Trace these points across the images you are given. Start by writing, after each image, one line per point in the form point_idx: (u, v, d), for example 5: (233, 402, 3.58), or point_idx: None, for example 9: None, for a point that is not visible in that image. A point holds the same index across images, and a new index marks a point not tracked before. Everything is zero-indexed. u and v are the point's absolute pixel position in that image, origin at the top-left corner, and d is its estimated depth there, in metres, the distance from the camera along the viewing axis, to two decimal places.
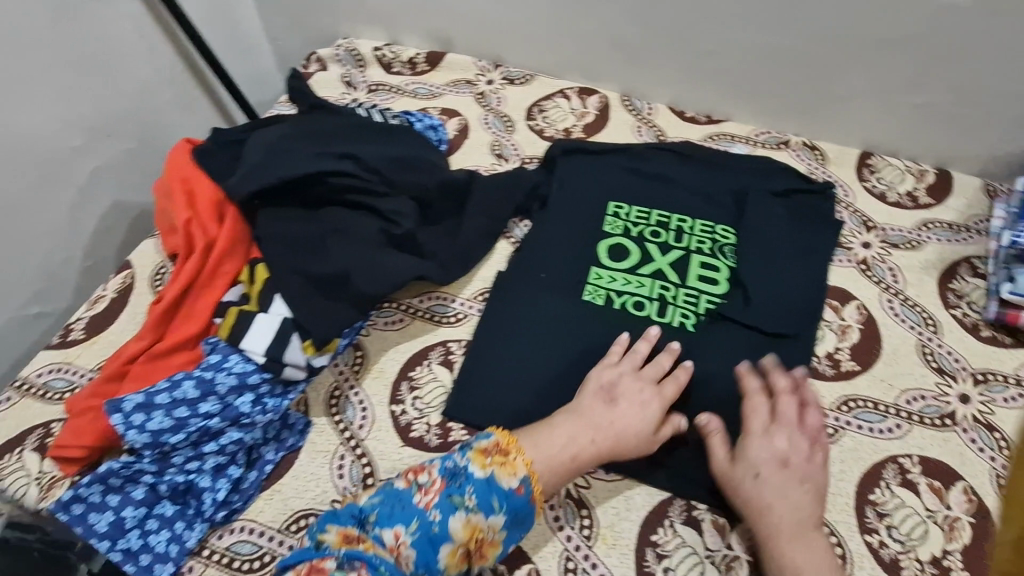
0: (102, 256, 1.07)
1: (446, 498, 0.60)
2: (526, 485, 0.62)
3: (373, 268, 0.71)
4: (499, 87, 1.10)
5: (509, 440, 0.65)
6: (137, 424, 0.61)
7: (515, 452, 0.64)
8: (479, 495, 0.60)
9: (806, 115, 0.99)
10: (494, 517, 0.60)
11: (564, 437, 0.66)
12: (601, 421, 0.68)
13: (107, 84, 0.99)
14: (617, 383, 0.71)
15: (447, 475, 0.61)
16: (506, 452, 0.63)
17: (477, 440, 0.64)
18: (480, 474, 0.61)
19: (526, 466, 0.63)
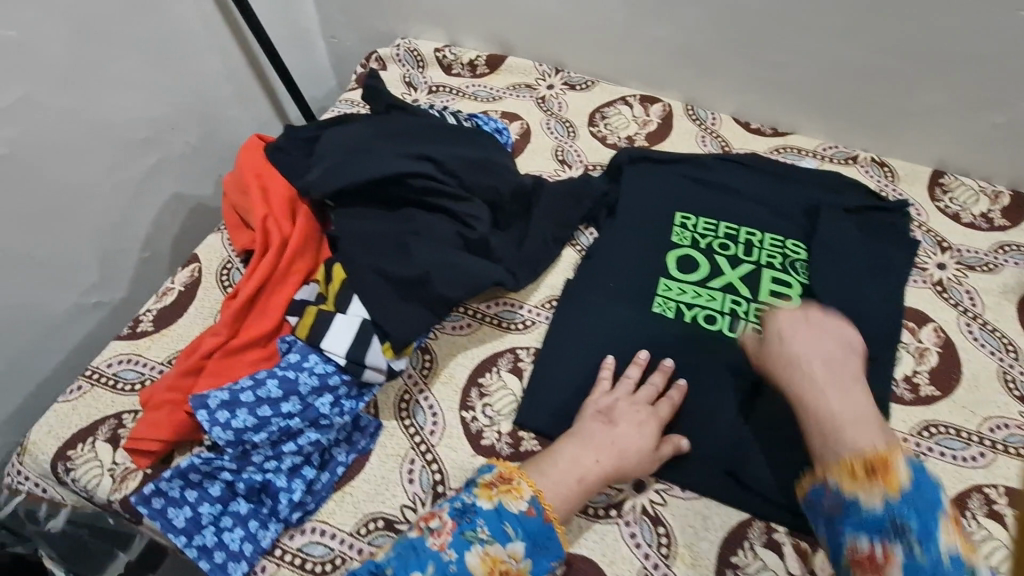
0: (158, 247, 1.07)
1: (459, 535, 0.59)
2: (535, 505, 0.62)
3: (452, 271, 0.70)
4: (560, 92, 1.09)
5: (511, 468, 0.64)
6: (221, 421, 0.61)
7: (518, 477, 0.63)
8: (490, 525, 0.60)
9: (877, 130, 0.97)
10: (511, 545, 0.59)
11: (567, 460, 0.65)
12: (601, 441, 0.67)
13: (173, 76, 1.00)
14: (614, 406, 0.70)
15: (457, 514, 0.61)
16: (508, 479, 0.63)
17: (479, 475, 0.64)
18: (489, 506, 0.61)
19: (532, 488, 0.62)
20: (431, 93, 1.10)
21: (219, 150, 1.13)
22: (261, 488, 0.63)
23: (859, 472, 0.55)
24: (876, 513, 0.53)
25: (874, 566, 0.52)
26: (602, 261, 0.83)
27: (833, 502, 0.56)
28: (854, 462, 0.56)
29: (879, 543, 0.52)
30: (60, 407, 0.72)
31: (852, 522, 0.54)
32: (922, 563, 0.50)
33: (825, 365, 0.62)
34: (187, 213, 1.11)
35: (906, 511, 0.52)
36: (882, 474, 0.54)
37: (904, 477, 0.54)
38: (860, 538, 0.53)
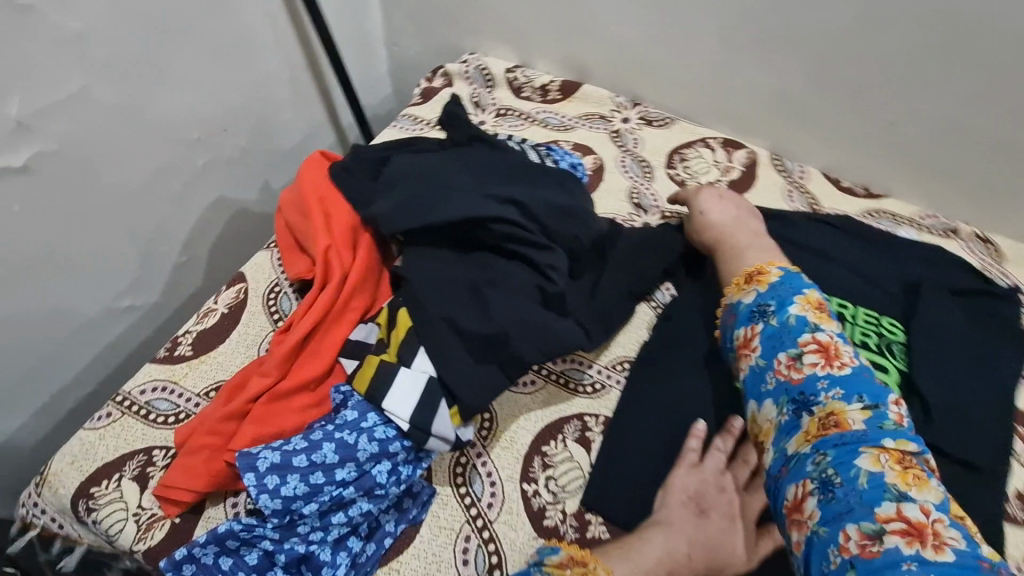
0: (198, 252, 1.01)
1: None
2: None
3: (532, 329, 0.63)
4: (636, 127, 1.01)
5: (581, 551, 0.55)
6: (269, 488, 0.55)
7: (593, 562, 0.54)
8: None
9: (984, 204, 0.89)
10: None
11: (655, 547, 0.57)
12: (691, 532, 0.59)
13: (234, 77, 0.94)
14: (705, 491, 0.63)
15: None
16: (584, 563, 0.53)
17: (548, 555, 0.54)
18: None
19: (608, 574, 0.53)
20: (499, 115, 1.04)
21: (269, 155, 1.07)
22: (303, 560, 0.56)
23: (742, 283, 0.65)
24: (748, 304, 0.62)
25: (747, 344, 0.60)
26: (682, 324, 0.76)
27: (728, 313, 0.64)
28: (739, 278, 0.66)
29: (749, 326, 0.61)
30: (86, 435, 0.66)
31: (738, 319, 0.62)
32: (775, 327, 0.58)
33: (730, 223, 0.75)
34: (229, 217, 1.04)
35: (768, 297, 0.61)
36: (757, 278, 0.64)
37: (773, 276, 0.63)
38: (740, 328, 0.61)
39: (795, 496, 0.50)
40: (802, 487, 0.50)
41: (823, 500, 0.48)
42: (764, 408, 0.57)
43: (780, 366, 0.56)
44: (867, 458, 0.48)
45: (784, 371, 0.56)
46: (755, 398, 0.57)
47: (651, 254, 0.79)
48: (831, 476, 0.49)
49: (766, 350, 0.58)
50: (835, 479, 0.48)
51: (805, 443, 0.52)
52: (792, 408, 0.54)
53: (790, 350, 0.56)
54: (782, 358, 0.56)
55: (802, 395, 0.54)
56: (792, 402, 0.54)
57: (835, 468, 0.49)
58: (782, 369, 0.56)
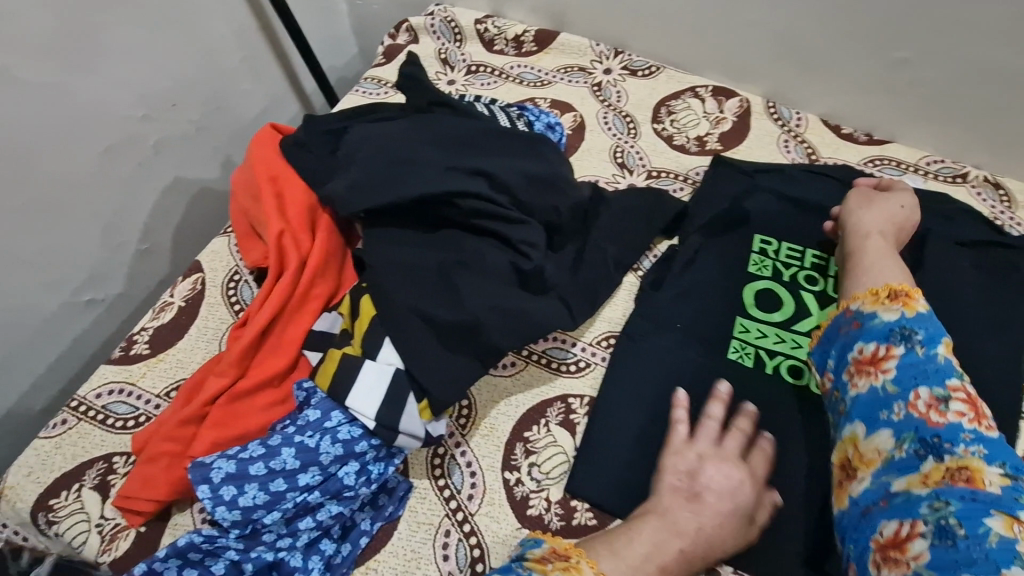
0: (159, 238, 0.95)
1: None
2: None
3: (506, 315, 0.59)
4: (619, 78, 0.93)
5: (566, 544, 0.52)
6: (226, 500, 0.53)
7: (577, 556, 0.51)
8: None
9: (999, 146, 0.82)
10: None
11: (646, 543, 0.53)
12: (687, 525, 0.54)
13: (176, 45, 0.86)
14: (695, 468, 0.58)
15: None
16: (567, 557, 0.51)
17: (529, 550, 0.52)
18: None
19: (593, 568, 0.50)
20: (470, 73, 0.95)
21: (228, 129, 0.99)
22: (274, 566, 0.54)
23: (881, 295, 0.57)
24: (889, 321, 0.55)
25: (874, 361, 0.54)
26: (671, 294, 0.71)
27: (851, 321, 0.58)
28: (879, 288, 0.58)
29: (883, 344, 0.54)
30: (42, 445, 0.62)
31: (866, 334, 0.56)
32: (920, 357, 0.52)
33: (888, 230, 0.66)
34: (191, 198, 0.97)
35: (917, 323, 0.54)
36: (902, 298, 0.56)
37: (922, 301, 0.56)
38: (868, 342, 0.55)
39: (896, 533, 0.46)
40: (912, 527, 0.46)
41: (940, 548, 0.43)
42: (876, 435, 0.51)
43: (916, 400, 0.50)
44: (1001, 521, 0.43)
45: (919, 407, 0.50)
46: (866, 421, 0.52)
47: (639, 220, 0.75)
48: (953, 528, 0.44)
49: (901, 377, 0.52)
50: (959, 531, 0.43)
51: (921, 486, 0.47)
52: (916, 446, 0.49)
53: (934, 389, 0.50)
54: (922, 393, 0.50)
55: (936, 439, 0.48)
56: (916, 440, 0.49)
57: (959, 521, 0.44)
58: (919, 405, 0.50)
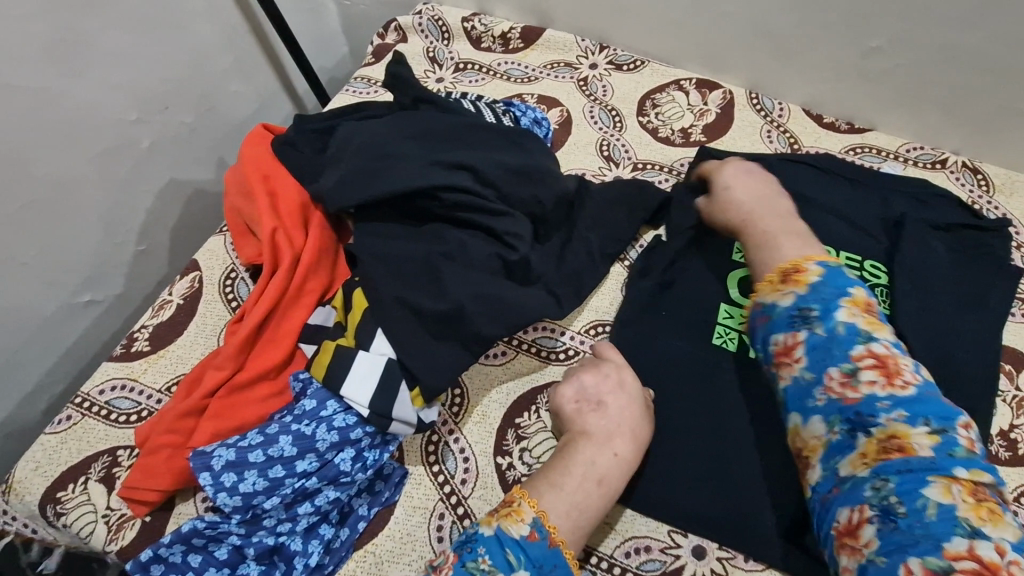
0: (156, 238, 0.96)
1: (459, 567, 0.48)
2: (539, 529, 0.51)
3: (493, 305, 0.61)
4: (604, 73, 0.95)
5: (512, 490, 0.55)
6: (227, 486, 0.55)
7: (519, 497, 0.54)
8: (492, 554, 0.49)
9: (976, 131, 0.84)
10: None
11: (579, 465, 0.56)
12: (603, 428, 0.59)
13: (166, 48, 0.87)
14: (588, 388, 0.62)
15: (458, 546, 0.51)
16: (510, 503, 0.53)
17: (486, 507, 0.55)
18: (488, 531, 0.51)
19: (534, 508, 0.52)
20: (458, 70, 0.97)
21: (221, 130, 1.01)
22: (274, 550, 0.56)
23: (775, 281, 0.58)
24: (787, 308, 0.55)
25: (787, 352, 0.54)
26: (655, 283, 0.73)
27: (761, 314, 0.57)
28: (772, 275, 0.58)
29: (790, 333, 0.54)
30: (48, 440, 0.64)
31: (774, 324, 0.56)
32: (822, 337, 0.53)
33: (762, 204, 0.66)
34: (187, 199, 0.99)
35: (810, 300, 0.54)
36: (794, 278, 0.56)
37: (813, 274, 0.56)
38: (778, 333, 0.55)
39: (849, 519, 0.47)
40: (861, 512, 0.46)
41: (886, 532, 0.44)
42: (811, 424, 0.52)
43: (829, 382, 0.51)
44: (938, 488, 0.44)
45: (834, 388, 0.51)
46: (799, 411, 0.53)
47: (623, 210, 0.76)
48: (894, 506, 0.45)
49: (813, 363, 0.52)
50: (899, 510, 0.44)
51: (862, 466, 0.48)
52: (845, 427, 0.49)
53: (842, 366, 0.51)
54: (833, 374, 0.51)
55: (858, 416, 0.49)
56: (843, 422, 0.50)
57: (899, 499, 0.45)
58: (834, 386, 0.51)
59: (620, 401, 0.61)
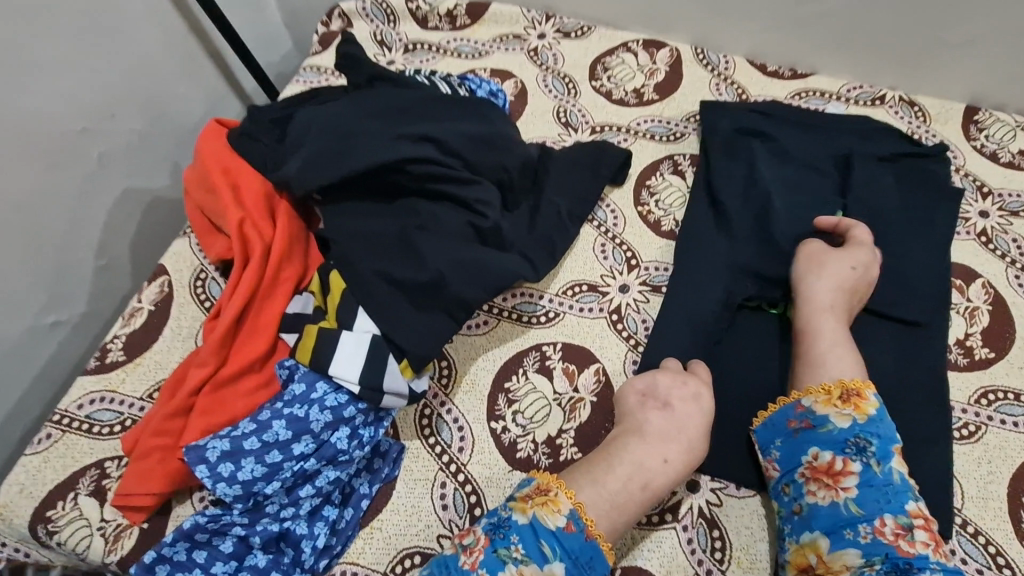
0: (117, 253, 0.94)
1: (491, 553, 0.52)
2: (576, 520, 0.54)
3: (470, 269, 0.61)
4: (553, 42, 0.96)
5: (549, 478, 0.57)
6: (225, 476, 0.55)
7: (556, 487, 0.56)
8: (525, 543, 0.52)
9: (908, 67, 0.88)
10: (548, 566, 0.52)
11: (627, 464, 0.58)
12: (657, 429, 0.60)
13: (106, 53, 0.84)
14: (655, 386, 0.63)
15: (490, 529, 0.54)
16: (546, 490, 0.56)
17: (517, 488, 0.57)
18: (523, 519, 0.54)
19: (571, 499, 0.55)
20: (408, 52, 0.97)
21: (173, 137, 0.98)
22: (280, 537, 0.57)
23: (835, 394, 0.60)
24: (843, 429, 0.58)
25: (833, 475, 0.57)
26: None
27: (803, 420, 0.61)
28: (832, 385, 0.61)
29: (841, 457, 0.57)
30: (30, 461, 0.63)
31: (820, 438, 0.59)
32: (877, 475, 0.56)
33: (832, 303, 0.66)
34: (144, 209, 0.96)
35: (870, 431, 0.58)
36: (854, 401, 0.59)
37: (872, 406, 0.59)
38: (824, 450, 0.58)
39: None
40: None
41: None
42: (842, 551, 0.54)
43: (883, 527, 0.54)
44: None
45: (886, 532, 0.53)
46: (832, 535, 0.55)
47: (587, 173, 0.78)
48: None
49: (864, 498, 0.55)
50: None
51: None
52: (885, 569, 0.52)
53: (898, 516, 0.54)
54: (888, 520, 0.54)
55: (906, 564, 0.52)
56: (887, 564, 0.52)
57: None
58: (886, 530, 0.53)
59: (690, 407, 0.61)
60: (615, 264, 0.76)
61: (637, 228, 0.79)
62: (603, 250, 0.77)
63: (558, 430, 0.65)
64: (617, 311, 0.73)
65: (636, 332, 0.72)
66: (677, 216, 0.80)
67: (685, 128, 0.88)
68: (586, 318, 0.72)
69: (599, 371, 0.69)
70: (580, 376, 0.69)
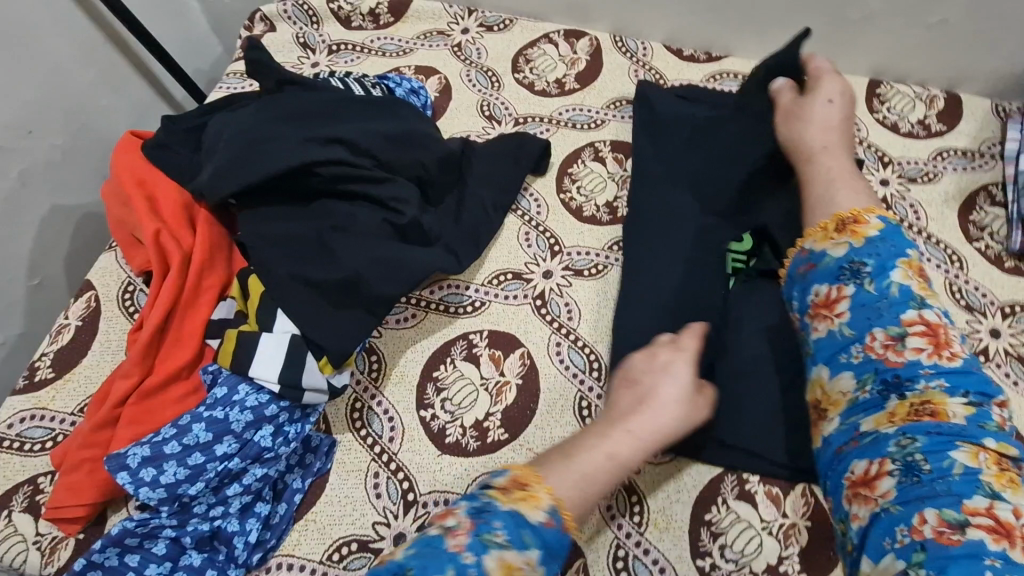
0: (50, 270, 0.93)
1: (476, 537, 0.46)
2: (554, 515, 0.51)
3: (387, 266, 0.64)
4: (477, 36, 0.97)
5: (525, 470, 0.53)
6: (147, 481, 0.57)
7: (535, 481, 0.52)
8: (508, 529, 0.48)
9: (813, 45, 0.91)
10: (529, 553, 0.47)
11: None
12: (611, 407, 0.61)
13: (16, 69, 0.82)
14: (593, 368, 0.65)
15: (472, 515, 0.48)
16: (525, 484, 0.52)
17: (493, 476, 0.52)
18: (504, 507, 0.49)
19: (551, 495, 0.51)
20: (332, 53, 0.97)
21: (101, 150, 0.97)
22: (213, 535, 0.59)
23: (830, 230, 0.61)
24: (838, 258, 0.58)
25: (829, 305, 0.58)
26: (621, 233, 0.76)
27: (807, 262, 0.61)
28: (828, 222, 0.61)
29: (835, 285, 0.58)
30: None
31: (819, 274, 0.59)
32: (870, 294, 0.56)
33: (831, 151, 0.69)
34: (75, 226, 0.96)
35: (865, 255, 0.57)
36: (851, 229, 0.59)
37: (872, 229, 0.59)
38: (822, 284, 0.59)
39: (867, 471, 0.51)
40: (881, 466, 0.50)
41: (906, 484, 0.48)
42: (839, 376, 0.55)
43: (873, 342, 0.54)
44: (964, 452, 0.48)
45: (876, 348, 0.54)
46: (829, 364, 0.56)
47: (507, 163, 0.80)
48: (919, 463, 0.49)
49: (855, 320, 0.56)
50: (923, 466, 0.48)
51: (888, 424, 0.52)
52: (877, 387, 0.53)
53: (889, 328, 0.54)
54: (877, 334, 0.54)
55: (897, 378, 0.53)
56: (878, 381, 0.53)
57: (924, 456, 0.49)
58: (875, 346, 0.54)
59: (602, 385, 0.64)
60: (538, 251, 0.78)
61: (559, 216, 0.81)
62: (527, 238, 0.79)
63: (485, 413, 0.68)
64: (541, 296, 0.75)
65: (560, 315, 0.74)
66: (598, 200, 0.83)
67: (605, 115, 0.91)
68: (511, 305, 0.75)
69: (524, 355, 0.72)
70: (506, 360, 0.71)
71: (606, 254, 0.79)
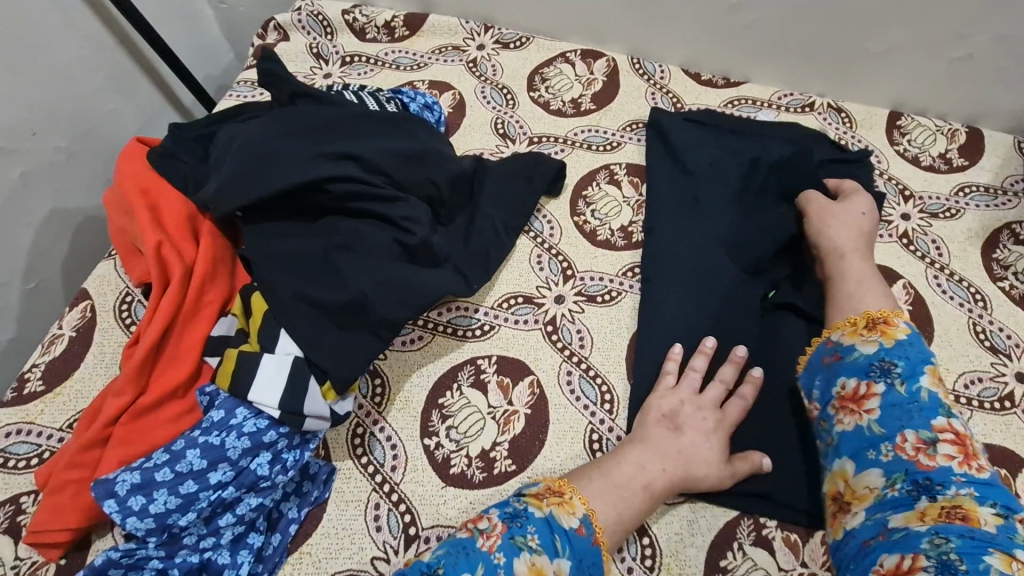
0: (46, 274, 0.90)
1: (508, 539, 0.52)
2: (587, 525, 0.55)
3: (396, 289, 0.61)
4: (492, 53, 0.96)
5: (560, 482, 0.58)
6: (136, 510, 0.54)
7: (570, 491, 0.57)
8: (541, 534, 0.53)
9: (834, 75, 0.90)
10: (558, 560, 0.52)
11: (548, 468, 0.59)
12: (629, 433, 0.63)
13: (23, 71, 0.80)
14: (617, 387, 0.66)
15: (507, 517, 0.54)
16: (559, 493, 0.57)
17: (529, 486, 0.58)
18: (539, 513, 0.54)
19: (585, 504, 0.56)
20: (345, 64, 0.96)
21: (105, 154, 0.95)
22: (202, 567, 0.56)
23: (860, 325, 0.60)
24: (869, 355, 0.58)
25: (856, 399, 0.57)
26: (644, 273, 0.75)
27: (833, 354, 0.60)
28: (857, 319, 0.61)
29: (864, 380, 0.57)
30: None
31: (847, 367, 0.59)
32: (901, 395, 0.55)
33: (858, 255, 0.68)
34: (74, 229, 0.93)
35: (895, 355, 0.57)
36: (881, 328, 0.59)
37: (902, 332, 0.59)
38: (849, 377, 0.58)
39: (897, 565, 0.47)
40: (912, 560, 0.47)
41: None
42: (867, 472, 0.54)
43: (903, 442, 0.53)
44: (998, 558, 0.45)
45: (907, 449, 0.53)
46: (857, 459, 0.55)
47: (521, 184, 0.78)
48: (954, 562, 0.45)
49: (886, 418, 0.55)
50: (960, 566, 0.44)
51: (919, 523, 0.49)
52: (907, 485, 0.51)
53: (921, 431, 0.53)
54: (908, 436, 0.53)
55: (927, 480, 0.51)
56: (908, 481, 0.51)
57: (959, 556, 0.45)
58: (906, 447, 0.53)
59: None
60: (551, 275, 0.76)
61: (572, 239, 0.79)
62: (539, 261, 0.77)
63: (492, 443, 0.65)
64: (552, 322, 0.73)
65: (571, 342, 0.72)
66: (612, 224, 0.81)
67: (622, 137, 0.89)
68: (521, 331, 0.72)
69: (533, 384, 0.69)
70: (515, 389, 0.68)
71: (621, 280, 0.76)
